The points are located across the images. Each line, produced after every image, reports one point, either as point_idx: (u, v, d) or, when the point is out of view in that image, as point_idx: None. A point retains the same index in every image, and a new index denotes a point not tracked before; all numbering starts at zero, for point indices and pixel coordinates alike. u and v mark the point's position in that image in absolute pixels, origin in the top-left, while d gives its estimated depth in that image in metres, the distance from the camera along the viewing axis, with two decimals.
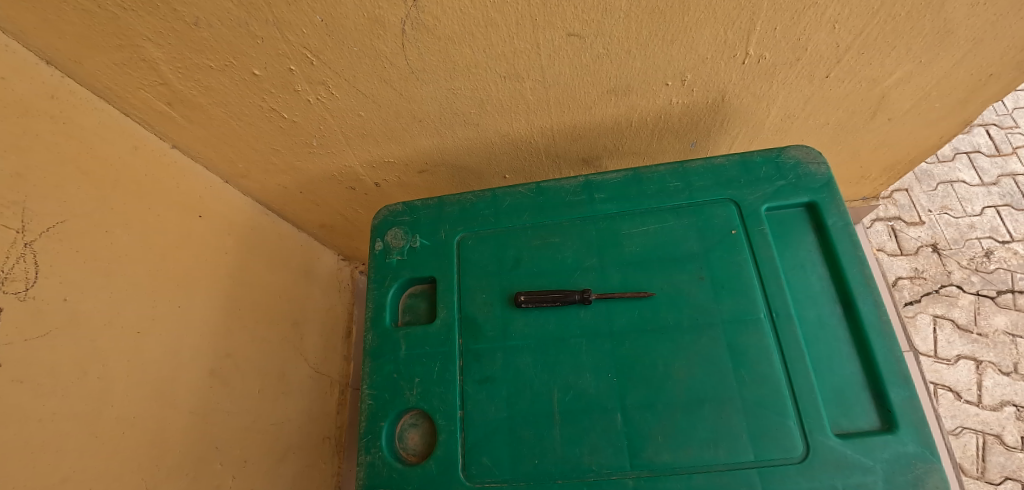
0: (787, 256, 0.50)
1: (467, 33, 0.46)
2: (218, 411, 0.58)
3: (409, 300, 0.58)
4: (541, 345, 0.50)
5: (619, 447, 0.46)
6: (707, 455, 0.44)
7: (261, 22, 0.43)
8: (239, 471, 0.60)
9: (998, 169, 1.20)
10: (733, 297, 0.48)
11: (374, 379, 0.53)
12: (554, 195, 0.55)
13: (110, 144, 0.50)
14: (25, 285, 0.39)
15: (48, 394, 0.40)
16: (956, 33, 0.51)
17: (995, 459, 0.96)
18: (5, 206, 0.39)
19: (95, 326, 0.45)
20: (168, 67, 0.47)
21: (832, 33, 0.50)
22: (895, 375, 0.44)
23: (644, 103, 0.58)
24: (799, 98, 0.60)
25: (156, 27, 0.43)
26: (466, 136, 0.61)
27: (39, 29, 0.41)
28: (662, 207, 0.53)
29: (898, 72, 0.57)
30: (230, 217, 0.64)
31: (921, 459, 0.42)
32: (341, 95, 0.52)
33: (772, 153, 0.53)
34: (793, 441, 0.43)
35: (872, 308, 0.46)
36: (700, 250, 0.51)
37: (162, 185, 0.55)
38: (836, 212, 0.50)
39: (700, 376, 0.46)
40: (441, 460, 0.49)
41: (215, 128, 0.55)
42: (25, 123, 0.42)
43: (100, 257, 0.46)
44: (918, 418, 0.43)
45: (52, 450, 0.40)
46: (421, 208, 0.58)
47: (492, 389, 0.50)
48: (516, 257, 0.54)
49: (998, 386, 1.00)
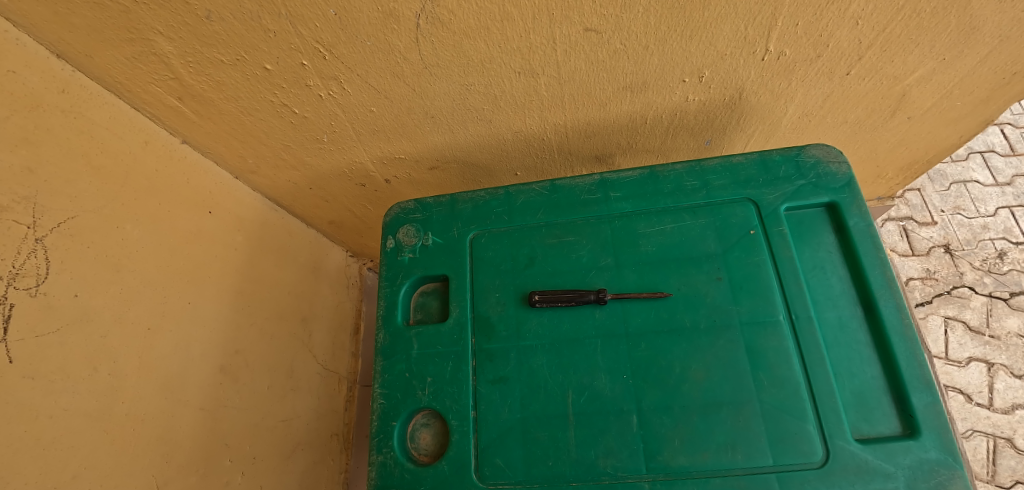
0: (807, 257, 0.49)
1: (482, 28, 0.45)
2: (228, 408, 0.58)
3: (420, 298, 0.57)
4: (554, 345, 0.49)
5: (634, 450, 0.45)
6: (724, 459, 0.43)
7: (273, 15, 0.43)
8: (248, 468, 0.60)
9: (1013, 169, 1.18)
10: (752, 299, 0.47)
11: (386, 378, 0.52)
12: (568, 193, 0.55)
13: (121, 139, 0.49)
14: (37, 281, 0.39)
15: (60, 391, 0.40)
16: (981, 30, 0.50)
17: (1005, 463, 0.95)
18: (16, 201, 0.38)
19: (105, 322, 0.44)
20: (179, 62, 0.46)
21: (855, 29, 0.49)
22: (918, 380, 0.43)
23: (660, 99, 0.57)
24: (818, 96, 0.59)
25: (168, 21, 0.42)
26: (479, 132, 0.60)
27: (49, 22, 0.41)
28: (678, 206, 0.52)
29: (920, 70, 0.55)
30: (241, 213, 0.64)
31: (944, 466, 0.41)
32: (352, 90, 0.52)
33: (792, 152, 0.52)
34: (812, 445, 0.43)
35: (894, 311, 0.45)
36: (718, 250, 0.50)
37: (173, 180, 0.54)
38: (858, 212, 0.49)
39: (718, 379, 0.46)
40: (454, 460, 0.48)
41: (226, 123, 0.55)
42: (36, 117, 0.41)
43: (111, 252, 0.46)
44: (940, 423, 0.42)
45: (63, 447, 0.40)
46: (433, 206, 0.58)
47: (505, 389, 0.49)
48: (530, 256, 0.54)
49: (1010, 389, 0.99)
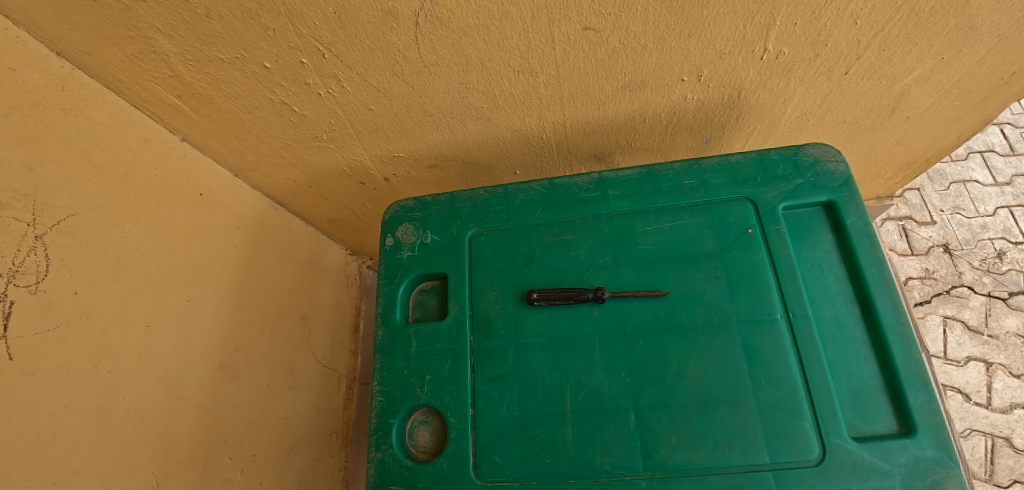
0: (804, 256, 0.49)
1: (481, 26, 0.45)
2: (227, 405, 0.58)
3: (419, 296, 0.57)
4: (553, 343, 0.50)
5: (631, 447, 0.45)
6: (721, 457, 0.44)
7: (272, 13, 0.43)
8: (247, 465, 0.60)
9: (1013, 169, 1.18)
10: (749, 298, 0.48)
11: (385, 375, 0.53)
12: (566, 191, 0.55)
13: (121, 137, 0.49)
14: (37, 278, 0.39)
15: (59, 388, 0.40)
16: (980, 29, 0.50)
17: (1003, 462, 0.96)
18: (16, 199, 0.39)
19: (105, 319, 0.45)
20: (179, 60, 0.46)
21: (853, 28, 0.49)
22: (914, 378, 0.44)
23: (659, 98, 0.57)
24: (817, 96, 0.59)
25: (167, 19, 0.42)
26: (478, 130, 0.60)
27: (49, 20, 0.41)
28: (676, 205, 0.52)
29: (919, 70, 0.55)
30: (240, 211, 0.64)
31: (940, 464, 0.41)
32: (352, 89, 0.52)
33: (790, 151, 0.52)
34: (808, 443, 0.43)
35: (891, 310, 0.46)
36: (716, 248, 0.50)
37: (173, 178, 0.55)
38: (855, 211, 0.49)
39: (715, 377, 0.46)
40: (452, 457, 0.48)
41: (226, 121, 0.55)
42: (36, 115, 0.41)
43: (110, 250, 0.46)
44: (936, 422, 0.42)
45: (64, 443, 0.40)
46: (432, 204, 0.58)
47: (503, 387, 0.49)
48: (528, 254, 0.54)
49: (1008, 388, 0.99)
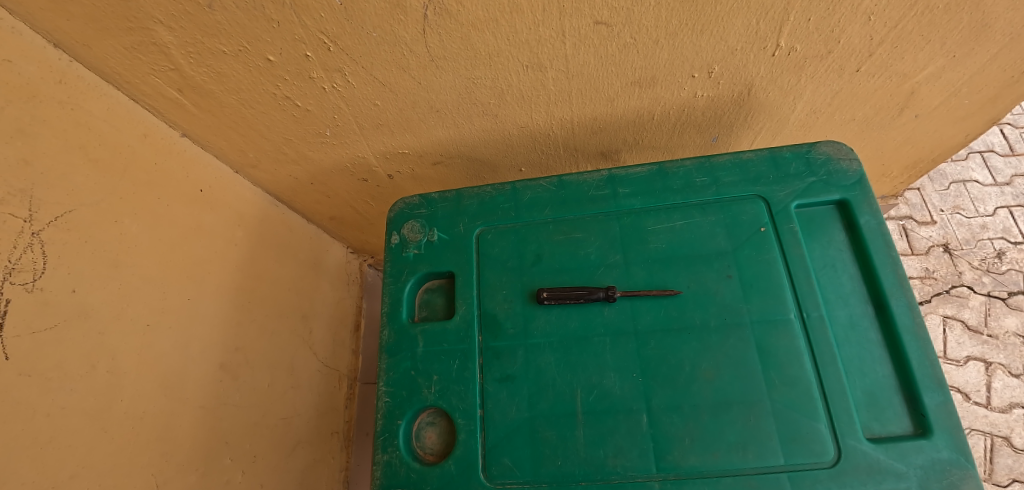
0: (817, 255, 0.49)
1: (491, 20, 0.44)
2: (227, 405, 0.57)
3: (425, 295, 0.56)
4: (563, 343, 0.49)
5: (644, 449, 0.45)
6: (735, 459, 0.43)
7: (277, 4, 0.41)
8: (248, 467, 0.59)
9: (1012, 169, 1.18)
10: (763, 297, 0.47)
11: (391, 376, 0.52)
12: (575, 189, 0.54)
13: (119, 131, 0.48)
14: (33, 276, 0.38)
15: (57, 389, 0.39)
16: (993, 27, 0.50)
17: (1003, 461, 0.96)
18: (12, 194, 0.37)
19: (103, 318, 0.43)
20: (179, 52, 0.45)
21: (866, 25, 0.48)
22: (929, 379, 0.43)
23: (668, 95, 0.56)
24: (827, 93, 0.58)
25: (168, 10, 0.41)
26: (484, 127, 0.60)
27: (46, 9, 0.39)
28: (688, 203, 0.51)
29: (930, 67, 0.55)
30: (241, 208, 0.63)
31: (956, 466, 0.41)
32: (357, 83, 0.51)
33: (802, 149, 0.51)
34: (824, 445, 0.42)
35: (905, 310, 0.45)
36: (729, 247, 0.49)
37: (172, 173, 0.53)
38: (869, 210, 0.48)
39: (728, 377, 0.45)
40: (460, 460, 0.48)
41: (226, 116, 0.54)
42: (30, 108, 0.40)
43: (109, 247, 0.45)
44: (952, 423, 0.42)
45: (61, 446, 0.39)
46: (438, 201, 0.57)
47: (512, 387, 0.49)
48: (537, 252, 0.53)
49: (1007, 388, 0.99)
